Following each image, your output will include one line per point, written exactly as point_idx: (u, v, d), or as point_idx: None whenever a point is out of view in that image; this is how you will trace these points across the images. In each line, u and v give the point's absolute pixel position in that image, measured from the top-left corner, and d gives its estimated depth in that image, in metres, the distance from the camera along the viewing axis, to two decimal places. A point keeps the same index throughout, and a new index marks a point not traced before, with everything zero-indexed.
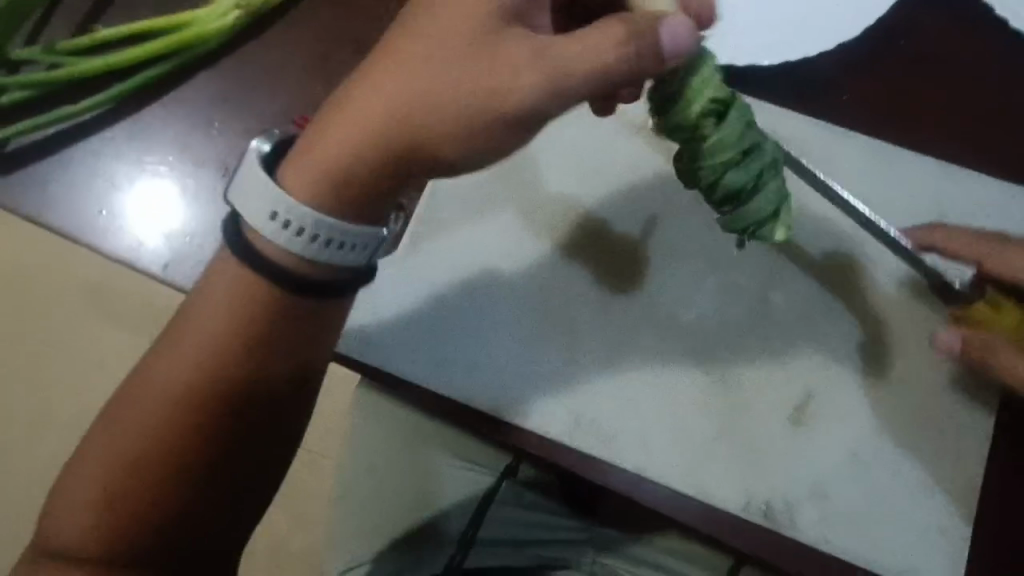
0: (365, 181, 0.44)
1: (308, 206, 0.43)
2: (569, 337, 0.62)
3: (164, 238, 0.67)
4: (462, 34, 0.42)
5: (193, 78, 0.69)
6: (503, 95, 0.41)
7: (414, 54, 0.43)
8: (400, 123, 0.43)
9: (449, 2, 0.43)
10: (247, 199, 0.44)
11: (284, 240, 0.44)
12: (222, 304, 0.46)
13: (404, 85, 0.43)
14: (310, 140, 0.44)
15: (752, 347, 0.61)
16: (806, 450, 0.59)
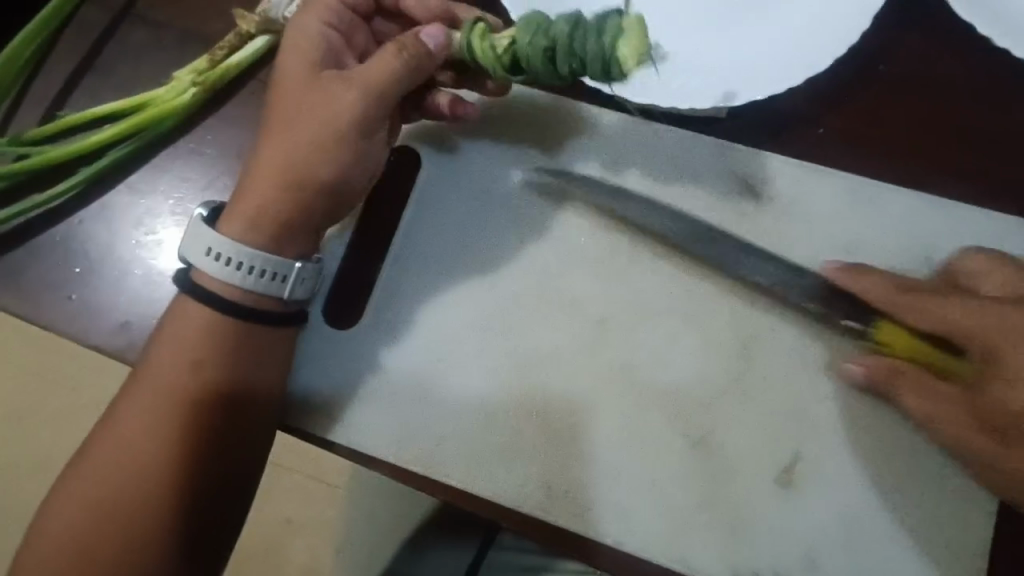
0: (276, 208, 0.54)
1: (239, 244, 0.54)
2: (540, 404, 0.59)
3: (129, 320, 0.65)
4: (302, 76, 0.54)
5: (157, 155, 0.69)
6: (328, 112, 0.53)
7: (275, 106, 0.55)
8: (282, 159, 0.54)
9: (293, 60, 0.55)
10: (195, 250, 0.54)
11: (223, 276, 0.54)
12: (190, 338, 0.55)
13: (281, 128, 0.54)
14: (233, 196, 0.55)
15: (736, 408, 0.57)
16: (798, 514, 0.55)
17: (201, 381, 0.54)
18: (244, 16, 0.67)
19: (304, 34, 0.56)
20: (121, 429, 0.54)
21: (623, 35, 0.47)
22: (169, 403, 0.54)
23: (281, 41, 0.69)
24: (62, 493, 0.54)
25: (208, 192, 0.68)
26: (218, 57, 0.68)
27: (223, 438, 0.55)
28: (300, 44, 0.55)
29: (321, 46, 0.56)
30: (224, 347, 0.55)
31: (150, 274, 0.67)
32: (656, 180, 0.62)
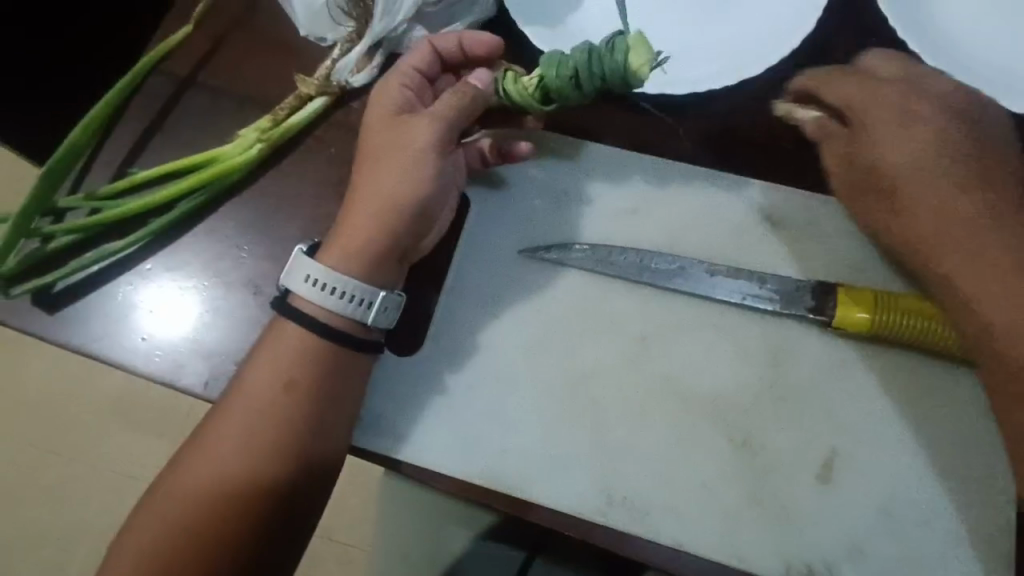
0: (369, 235, 0.61)
1: (344, 275, 0.60)
2: (591, 416, 0.64)
3: (199, 357, 0.70)
4: (389, 122, 0.62)
5: (220, 206, 0.75)
6: (410, 152, 0.61)
7: (367, 151, 0.62)
8: (379, 198, 0.61)
9: (379, 111, 0.63)
10: (294, 276, 0.61)
11: (325, 302, 0.60)
12: (285, 352, 0.60)
13: (375, 174, 0.62)
14: (335, 231, 0.62)
15: (773, 411, 0.63)
16: (838, 509, 0.60)
17: (291, 392, 0.59)
18: (303, 80, 0.75)
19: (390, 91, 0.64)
20: (218, 432, 0.59)
21: (630, 51, 0.55)
22: (265, 407, 0.59)
23: (335, 101, 0.77)
24: (161, 492, 0.59)
25: (270, 235, 0.74)
26: (280, 117, 0.75)
27: (307, 447, 0.59)
28: (383, 95, 0.63)
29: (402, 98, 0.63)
30: (303, 378, 0.60)
31: (218, 313, 0.71)
32: (681, 210, 0.70)
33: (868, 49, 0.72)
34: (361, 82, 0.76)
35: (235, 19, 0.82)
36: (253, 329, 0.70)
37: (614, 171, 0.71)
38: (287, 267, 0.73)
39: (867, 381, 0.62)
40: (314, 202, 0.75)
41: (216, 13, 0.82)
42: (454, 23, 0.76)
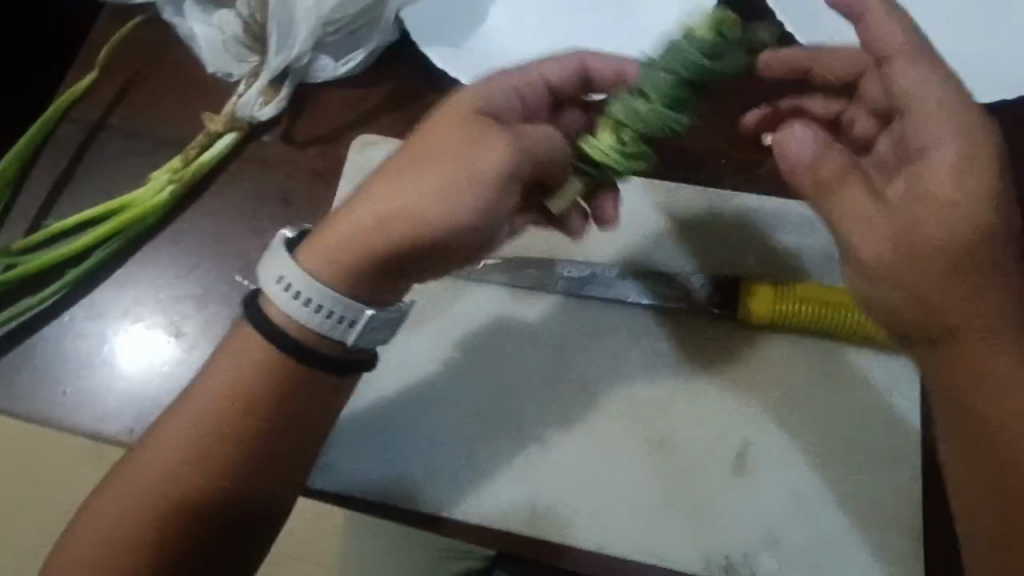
0: (337, 253, 0.54)
1: (311, 278, 0.54)
2: (514, 430, 0.65)
3: (124, 404, 0.70)
4: (462, 123, 0.55)
5: (138, 252, 0.75)
6: (467, 180, 0.53)
7: (407, 161, 0.54)
8: (398, 213, 0.53)
9: (456, 114, 0.56)
10: (270, 269, 0.56)
11: (292, 310, 0.55)
12: (220, 381, 0.58)
13: (413, 182, 0.53)
14: (323, 225, 0.55)
15: (687, 408, 0.64)
16: (752, 497, 0.61)
17: (226, 424, 0.57)
18: (211, 119, 0.75)
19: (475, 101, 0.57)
20: (149, 466, 0.57)
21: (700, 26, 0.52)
22: (201, 439, 0.57)
23: (245, 136, 0.77)
24: (78, 537, 0.57)
25: (189, 277, 0.74)
26: (190, 157, 0.75)
27: (246, 478, 0.58)
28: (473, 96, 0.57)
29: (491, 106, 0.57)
30: (216, 406, 0.57)
31: (140, 359, 0.71)
32: None
33: None
34: (267, 115, 0.77)
35: (140, 61, 0.82)
36: (177, 372, 0.71)
37: None
38: (208, 305, 0.73)
39: (773, 368, 0.64)
40: (231, 240, 0.75)
41: (121, 56, 0.82)
42: (356, 50, 0.77)
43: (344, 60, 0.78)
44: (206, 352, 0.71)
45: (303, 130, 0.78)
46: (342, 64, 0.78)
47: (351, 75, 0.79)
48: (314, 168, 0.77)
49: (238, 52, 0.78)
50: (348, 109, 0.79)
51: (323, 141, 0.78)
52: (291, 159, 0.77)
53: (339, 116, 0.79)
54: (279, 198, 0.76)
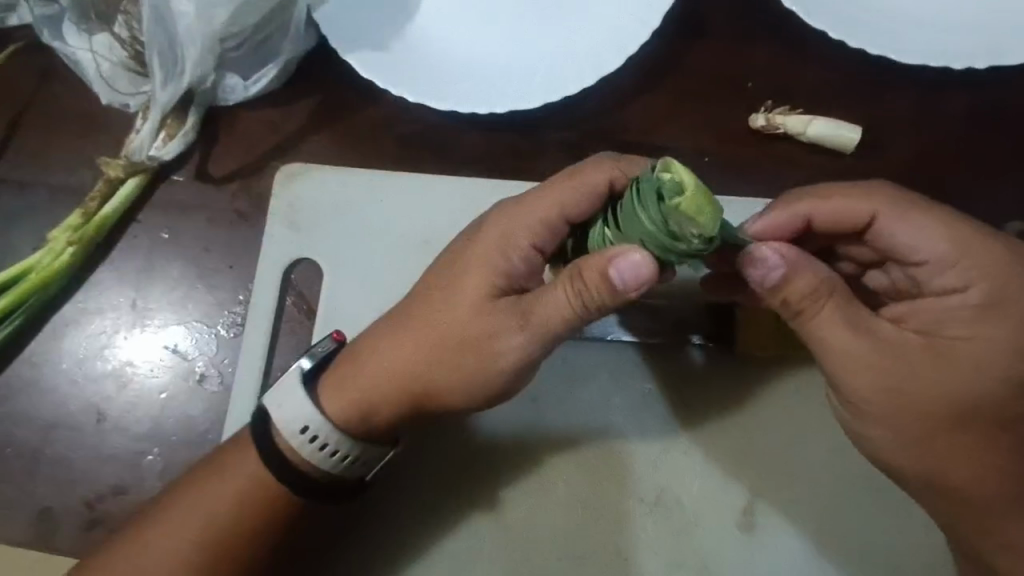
0: (366, 417, 0.51)
1: (343, 433, 0.50)
2: (492, 499, 0.56)
3: (48, 506, 0.61)
4: (475, 305, 0.49)
5: (47, 325, 0.65)
6: (496, 360, 0.49)
7: (423, 320, 0.50)
8: (427, 386, 0.50)
9: (473, 278, 0.50)
10: (288, 410, 0.50)
11: (316, 459, 0.50)
12: (224, 481, 0.51)
13: (437, 361, 0.50)
14: (349, 376, 0.51)
15: (685, 459, 0.56)
16: (766, 553, 0.54)
17: (231, 525, 0.51)
18: (108, 162, 0.64)
19: (498, 236, 0.51)
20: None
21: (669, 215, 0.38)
22: (180, 553, 0.51)
23: (152, 179, 0.67)
24: None
25: (108, 349, 0.64)
26: (92, 209, 0.65)
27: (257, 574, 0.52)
28: (485, 252, 0.50)
29: (508, 268, 0.50)
30: (162, 527, 0.51)
31: (62, 451, 0.62)
32: None
33: (734, 17, 0.64)
34: (174, 151, 0.66)
35: (22, 98, 0.70)
36: (107, 462, 0.62)
37: (475, 207, 0.64)
38: (132, 380, 0.64)
39: (773, 400, 0.57)
40: (152, 301, 0.65)
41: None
42: (266, 64, 0.66)
43: (255, 78, 0.66)
44: (137, 434, 0.62)
45: (219, 163, 0.67)
46: (252, 82, 0.66)
47: (265, 94, 0.67)
48: (237, 205, 0.66)
49: (130, 80, 0.67)
50: (268, 134, 0.67)
51: (243, 174, 0.67)
52: (209, 199, 0.67)
53: (259, 142, 0.67)
54: (201, 247, 0.66)
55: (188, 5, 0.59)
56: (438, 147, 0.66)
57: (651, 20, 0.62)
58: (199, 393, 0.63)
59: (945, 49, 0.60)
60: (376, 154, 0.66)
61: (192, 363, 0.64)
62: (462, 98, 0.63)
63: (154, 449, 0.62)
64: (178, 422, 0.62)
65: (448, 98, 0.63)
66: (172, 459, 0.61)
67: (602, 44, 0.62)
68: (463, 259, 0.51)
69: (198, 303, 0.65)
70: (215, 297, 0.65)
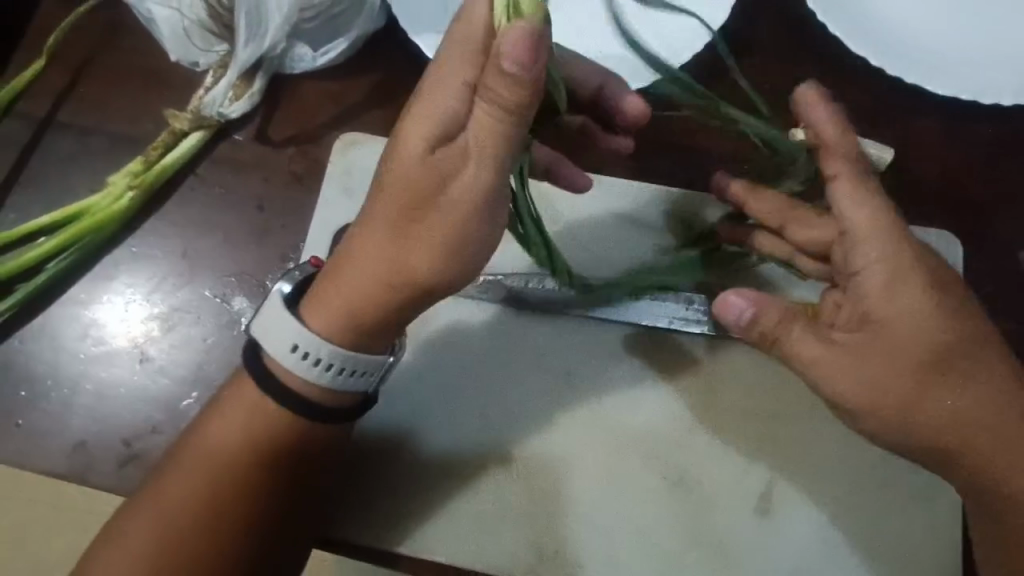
0: (335, 308, 0.49)
1: (323, 341, 0.50)
2: (519, 470, 0.59)
3: (84, 438, 0.62)
4: (433, 167, 0.45)
5: (96, 265, 0.67)
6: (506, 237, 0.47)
7: (371, 192, 0.48)
8: (399, 251, 0.47)
9: (423, 112, 0.45)
10: (278, 343, 0.51)
11: (315, 378, 0.51)
12: (255, 415, 0.53)
13: (397, 215, 0.46)
14: (317, 283, 0.50)
15: (707, 443, 0.59)
16: (779, 541, 0.57)
17: (259, 457, 0.53)
18: (174, 114, 0.66)
19: (453, 75, 0.44)
20: (174, 501, 0.52)
21: None
22: (228, 480, 0.53)
23: (215, 134, 0.69)
24: None
25: (156, 293, 0.66)
26: (152, 158, 0.67)
27: (276, 515, 0.54)
28: (432, 82, 0.45)
29: (458, 120, 0.44)
30: (212, 462, 0.53)
31: (103, 386, 0.63)
32: (613, 230, 0.64)
33: (785, 36, 0.68)
34: (239, 111, 0.69)
35: (94, 48, 0.73)
36: (145, 402, 0.63)
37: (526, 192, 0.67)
38: (175, 325, 0.65)
39: (799, 399, 0.59)
40: (202, 252, 0.67)
41: (72, 44, 0.73)
42: (337, 37, 0.69)
43: (325, 49, 0.69)
44: (178, 376, 0.64)
45: (279, 127, 0.70)
46: (322, 54, 0.69)
47: (332, 66, 0.70)
48: (293, 170, 0.69)
49: (202, 39, 0.69)
50: (330, 104, 0.70)
51: (302, 140, 0.69)
52: (267, 160, 0.69)
53: (319, 110, 0.70)
54: (255, 204, 0.68)
55: None
56: None
57: (704, 31, 0.66)
58: (241, 346, 0.65)
59: (981, 84, 0.64)
60: None
61: (237, 314, 0.65)
62: None
63: (194, 393, 0.63)
64: (220, 371, 0.64)
65: None
66: (209, 405, 0.63)
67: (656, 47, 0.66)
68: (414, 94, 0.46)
69: (246, 258, 0.67)
70: (263, 255, 0.67)
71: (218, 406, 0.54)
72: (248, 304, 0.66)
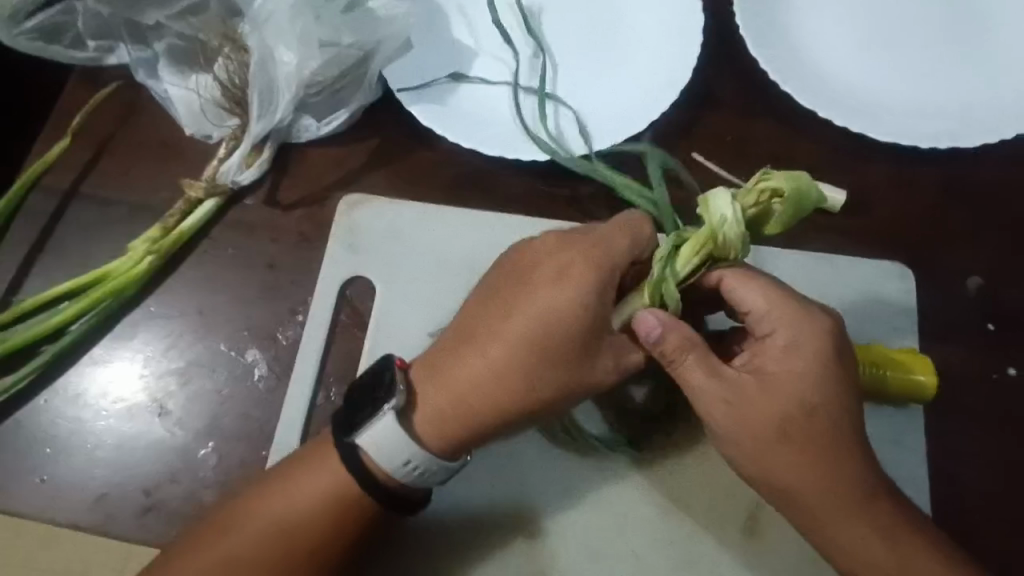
0: (453, 429, 0.56)
1: (432, 454, 0.55)
2: (520, 502, 0.63)
3: (107, 491, 0.65)
4: (580, 342, 0.55)
5: (116, 325, 0.71)
6: (596, 372, 0.56)
7: (506, 340, 0.55)
8: (531, 398, 0.55)
9: (570, 297, 0.55)
10: (387, 456, 0.55)
11: (408, 479, 0.56)
12: (328, 493, 0.56)
13: (535, 375, 0.55)
14: (430, 400, 0.56)
15: (693, 470, 0.64)
16: (762, 558, 0.62)
17: (327, 525, 0.56)
18: (190, 184, 0.72)
19: (592, 265, 0.56)
20: (216, 559, 0.55)
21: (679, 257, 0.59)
22: (282, 555, 0.56)
23: (227, 200, 0.75)
24: None
25: (174, 349, 0.70)
26: (170, 225, 0.73)
27: None
28: (574, 274, 0.56)
29: (595, 308, 0.55)
30: (267, 539, 0.56)
31: (125, 439, 0.67)
32: None
33: (743, 94, 0.75)
34: (249, 178, 0.75)
35: (114, 124, 0.79)
36: (163, 453, 0.67)
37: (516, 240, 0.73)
38: (191, 378, 0.69)
39: None
40: (216, 310, 0.72)
41: (95, 122, 0.79)
42: (339, 109, 0.76)
43: (329, 119, 0.76)
44: (194, 428, 0.68)
45: (287, 191, 0.76)
46: (325, 123, 0.76)
47: (335, 134, 0.77)
48: (300, 230, 0.74)
49: (216, 114, 0.77)
50: (333, 169, 0.77)
51: (308, 202, 0.76)
52: (275, 222, 0.75)
53: (323, 174, 0.76)
54: (266, 263, 0.73)
55: (289, 56, 0.71)
56: (485, 186, 0.75)
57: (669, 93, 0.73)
58: (254, 396, 0.69)
59: (925, 130, 0.70)
60: (428, 190, 0.76)
61: (249, 366, 0.70)
62: (506, 146, 0.73)
63: (209, 443, 0.67)
64: (234, 421, 0.68)
65: (492, 145, 0.73)
66: (224, 454, 0.67)
67: (627, 107, 0.74)
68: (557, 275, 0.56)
69: (257, 313, 0.72)
70: (273, 309, 0.72)
71: (276, 485, 0.57)
72: (260, 356, 0.70)
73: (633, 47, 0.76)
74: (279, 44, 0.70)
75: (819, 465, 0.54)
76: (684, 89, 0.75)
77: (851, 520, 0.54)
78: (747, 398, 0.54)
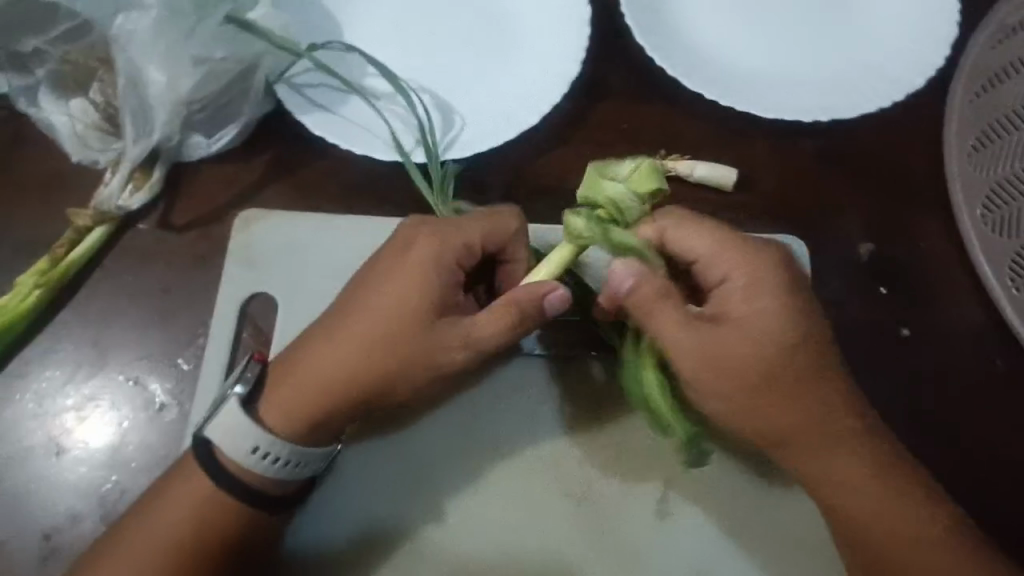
0: (299, 412, 0.57)
1: (279, 438, 0.57)
2: (435, 505, 0.64)
3: (6, 537, 0.63)
4: (413, 320, 0.56)
5: (7, 365, 0.69)
6: (433, 349, 0.56)
7: (346, 321, 0.57)
8: (367, 376, 0.56)
9: (401, 275, 0.57)
10: (236, 449, 0.56)
11: (266, 471, 0.57)
12: (199, 505, 0.57)
13: (371, 354, 0.56)
14: (277, 384, 0.58)
15: (603, 457, 0.65)
16: (673, 535, 0.64)
17: (209, 545, 0.57)
18: (77, 212, 0.70)
19: (430, 247, 0.57)
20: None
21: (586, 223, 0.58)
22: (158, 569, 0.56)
23: (118, 226, 0.73)
24: None
25: (69, 384, 0.68)
26: (58, 255, 0.70)
27: None
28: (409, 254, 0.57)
29: (431, 288, 0.56)
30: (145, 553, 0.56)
31: (20, 482, 0.64)
32: None
33: (633, 80, 0.76)
34: (139, 202, 0.73)
35: None
36: (64, 492, 0.64)
37: None
38: (89, 413, 0.67)
39: None
40: (111, 341, 0.70)
41: None
42: (228, 124, 0.74)
43: (217, 136, 0.74)
44: (95, 464, 0.65)
45: (181, 212, 0.74)
46: (215, 140, 0.74)
47: (226, 149, 0.75)
48: (197, 250, 0.73)
49: (98, 139, 0.74)
50: (227, 185, 0.75)
51: (203, 221, 0.74)
52: (170, 244, 0.73)
53: (217, 192, 0.75)
54: (161, 288, 0.71)
55: (158, 74, 0.67)
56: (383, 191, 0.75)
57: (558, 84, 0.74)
58: (157, 425, 0.67)
59: (805, 103, 0.72)
60: (326, 199, 0.75)
61: (151, 394, 0.68)
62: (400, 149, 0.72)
63: (112, 477, 0.65)
64: (138, 452, 0.66)
65: (385, 150, 0.72)
66: (128, 487, 0.65)
67: (518, 102, 0.74)
68: (393, 259, 0.58)
69: (156, 340, 0.70)
70: (172, 334, 0.70)
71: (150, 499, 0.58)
72: (160, 383, 0.68)
73: (520, 41, 0.76)
74: (148, 65, 0.67)
75: (813, 398, 0.56)
76: (573, 81, 0.75)
77: (835, 450, 0.57)
78: (730, 345, 0.54)
